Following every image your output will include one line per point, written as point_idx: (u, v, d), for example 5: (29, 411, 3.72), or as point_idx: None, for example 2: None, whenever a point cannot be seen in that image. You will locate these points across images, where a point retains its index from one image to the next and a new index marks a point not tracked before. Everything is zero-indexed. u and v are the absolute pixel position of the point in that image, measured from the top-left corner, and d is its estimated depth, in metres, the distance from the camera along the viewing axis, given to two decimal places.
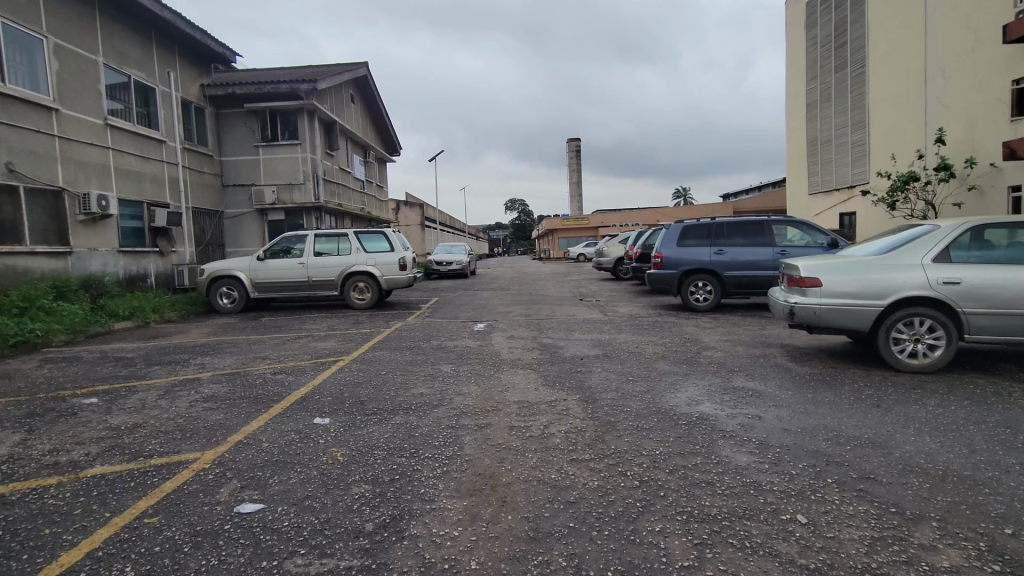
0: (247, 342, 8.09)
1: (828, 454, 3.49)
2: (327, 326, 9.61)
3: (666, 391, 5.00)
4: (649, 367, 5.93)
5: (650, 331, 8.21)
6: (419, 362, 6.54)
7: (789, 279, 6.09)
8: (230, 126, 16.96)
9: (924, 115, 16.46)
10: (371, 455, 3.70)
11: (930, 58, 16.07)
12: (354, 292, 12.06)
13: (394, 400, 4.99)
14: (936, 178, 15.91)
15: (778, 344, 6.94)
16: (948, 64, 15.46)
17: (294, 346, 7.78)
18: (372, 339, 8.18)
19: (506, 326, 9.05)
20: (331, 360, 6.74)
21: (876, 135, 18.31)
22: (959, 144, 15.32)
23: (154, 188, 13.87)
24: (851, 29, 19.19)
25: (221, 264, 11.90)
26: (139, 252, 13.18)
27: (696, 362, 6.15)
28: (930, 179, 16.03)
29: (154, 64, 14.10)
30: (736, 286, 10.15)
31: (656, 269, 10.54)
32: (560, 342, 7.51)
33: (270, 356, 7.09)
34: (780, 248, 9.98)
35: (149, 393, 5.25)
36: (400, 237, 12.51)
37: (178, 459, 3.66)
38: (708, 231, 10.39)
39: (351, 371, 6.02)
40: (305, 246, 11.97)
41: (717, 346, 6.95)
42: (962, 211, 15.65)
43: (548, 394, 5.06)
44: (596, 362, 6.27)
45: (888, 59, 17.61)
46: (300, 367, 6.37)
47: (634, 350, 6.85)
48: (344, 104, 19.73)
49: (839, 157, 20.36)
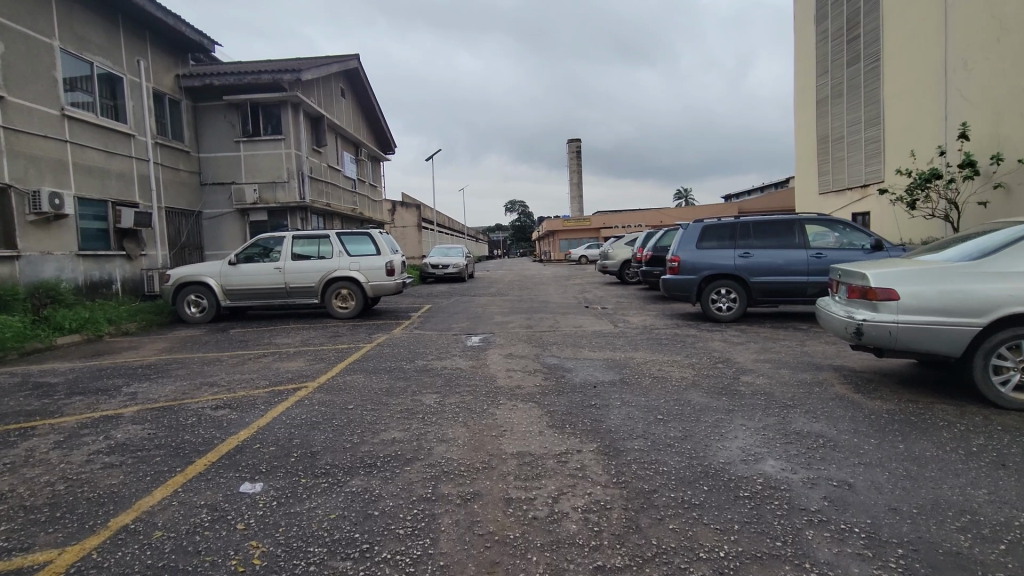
0: (200, 362, 6.89)
1: (981, 564, 2.34)
2: (301, 339, 8.47)
3: (710, 439, 3.83)
4: (681, 401, 4.77)
5: (670, 347, 7.04)
6: (396, 391, 5.35)
7: (851, 290, 4.98)
8: (209, 120, 15.81)
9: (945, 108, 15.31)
10: (304, 558, 2.54)
11: (951, 47, 14.93)
12: (337, 300, 10.92)
13: (355, 451, 3.83)
14: (960, 176, 14.78)
15: (831, 367, 5.77)
16: (971, 53, 14.34)
17: (254, 367, 6.59)
18: (348, 357, 7.00)
19: (505, 341, 7.87)
20: (291, 387, 5.55)
21: (893, 130, 17.16)
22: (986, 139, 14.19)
23: (120, 186, 12.69)
24: (865, 21, 17.97)
25: (188, 269, 10.72)
26: (103, 256, 12.02)
27: (738, 392, 4.97)
28: (956, 176, 14.91)
29: (121, 51, 12.94)
30: (764, 294, 8.99)
31: (672, 273, 9.36)
32: (567, 363, 6.33)
33: (220, 381, 5.90)
34: (814, 251, 8.81)
35: (42, 442, 4.06)
36: (388, 239, 11.35)
37: (16, 566, 2.49)
38: (731, 231, 9.25)
39: (309, 407, 4.84)
40: (283, 249, 10.84)
41: (758, 370, 5.78)
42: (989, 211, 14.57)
43: (556, 443, 3.86)
44: (615, 393, 5.08)
45: (903, 49, 16.46)
46: (252, 397, 5.20)
47: (660, 375, 5.67)
48: (333, 97, 18.61)
49: (852, 154, 19.19)
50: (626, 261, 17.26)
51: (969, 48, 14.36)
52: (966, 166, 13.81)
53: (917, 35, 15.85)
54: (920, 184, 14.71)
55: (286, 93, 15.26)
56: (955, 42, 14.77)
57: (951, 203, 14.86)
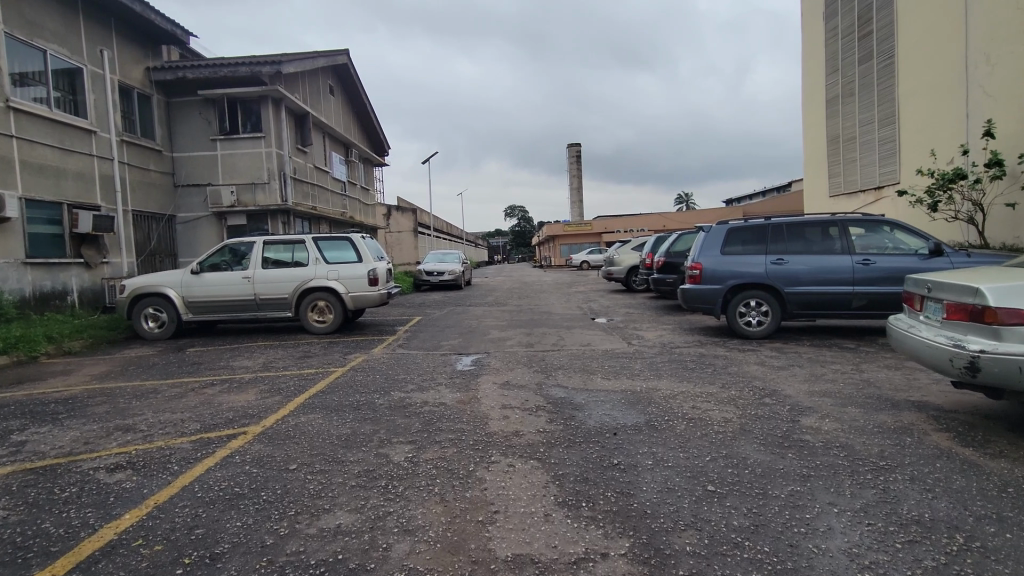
0: (133, 395, 5.65)
1: None
2: (263, 362, 7.25)
3: (797, 538, 2.62)
4: (735, 460, 3.55)
5: (702, 375, 5.82)
6: (357, 442, 4.12)
7: (956, 310, 3.83)
8: (183, 117, 14.63)
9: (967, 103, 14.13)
10: None
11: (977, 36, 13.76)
12: (313, 314, 9.73)
13: (275, 557, 2.60)
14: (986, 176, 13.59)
15: (911, 406, 4.56)
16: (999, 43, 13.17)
17: (192, 402, 5.34)
18: (311, 387, 5.78)
19: (501, 364, 6.65)
20: (224, 435, 4.32)
21: (908, 129, 15.96)
22: (1013, 135, 13.01)
23: (78, 186, 11.49)
24: (878, 14, 16.74)
25: (145, 279, 9.50)
26: (56, 264, 10.84)
27: (807, 446, 3.75)
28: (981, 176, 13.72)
29: (81, 39, 11.75)
30: (800, 307, 7.78)
31: (692, 282, 8.16)
32: (576, 396, 5.14)
33: (142, 424, 4.66)
34: (861, 257, 7.63)
35: None
36: (371, 245, 10.19)
37: None
38: (760, 234, 8.08)
39: (236, 469, 3.61)
40: (254, 255, 9.67)
41: (820, 408, 4.55)
42: (1015, 213, 13.37)
43: (569, 540, 2.66)
44: (643, 445, 3.86)
45: (921, 41, 15.22)
46: (170, 451, 3.99)
47: (697, 416, 4.44)
48: (320, 94, 17.46)
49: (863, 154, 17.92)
50: (632, 267, 16.16)
51: (994, 38, 13.23)
52: (993, 166, 12.61)
53: (936, 26, 14.69)
54: (942, 184, 13.55)
55: (266, 86, 14.19)
56: (981, 30, 13.59)
57: (977, 205, 13.65)
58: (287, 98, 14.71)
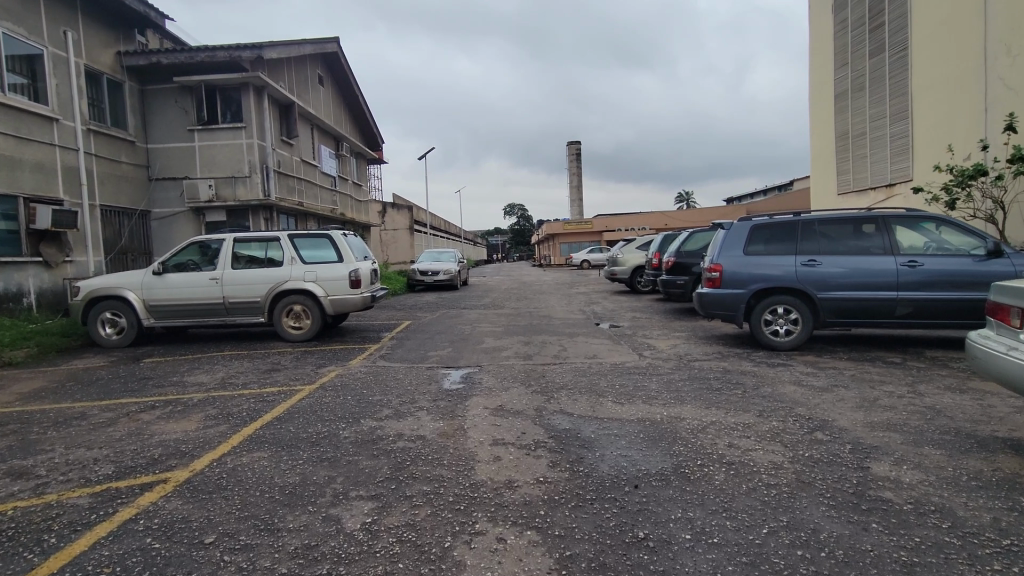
0: (50, 423, 4.71)
1: None
2: (222, 377, 6.32)
3: None
4: (805, 538, 2.61)
5: (732, 398, 4.90)
6: (304, 498, 3.18)
7: None
8: (158, 105, 13.68)
9: (986, 95, 13.18)
10: None
11: (995, 25, 12.80)
12: (289, 319, 8.82)
13: None
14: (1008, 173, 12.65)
15: (1004, 446, 3.64)
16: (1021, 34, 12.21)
17: (118, 433, 4.41)
18: (268, 412, 4.86)
19: (495, 382, 5.73)
20: (138, 484, 3.40)
21: (922, 122, 14.98)
22: None
23: (37, 178, 10.56)
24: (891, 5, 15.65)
25: (102, 281, 8.56)
26: (11, 263, 9.92)
27: (898, 513, 2.81)
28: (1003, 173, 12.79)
29: (41, 18, 10.78)
30: (835, 314, 6.87)
31: (710, 286, 7.25)
32: (582, 428, 4.21)
33: (42, 467, 3.72)
34: (904, 258, 6.72)
35: None
36: (353, 243, 9.26)
37: None
38: (789, 231, 7.15)
39: (132, 544, 2.69)
40: (222, 254, 8.73)
41: (892, 449, 3.64)
42: None
43: None
44: (675, 507, 2.93)
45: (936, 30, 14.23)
46: (60, 511, 3.06)
47: (738, 461, 3.51)
48: (307, 84, 16.51)
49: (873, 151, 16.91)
50: (637, 267, 15.23)
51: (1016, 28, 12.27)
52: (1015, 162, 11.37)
53: (953, 15, 13.73)
54: (962, 180, 12.27)
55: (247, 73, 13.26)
56: (1002, 19, 12.62)
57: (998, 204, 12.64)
58: (268, 85, 13.77)
